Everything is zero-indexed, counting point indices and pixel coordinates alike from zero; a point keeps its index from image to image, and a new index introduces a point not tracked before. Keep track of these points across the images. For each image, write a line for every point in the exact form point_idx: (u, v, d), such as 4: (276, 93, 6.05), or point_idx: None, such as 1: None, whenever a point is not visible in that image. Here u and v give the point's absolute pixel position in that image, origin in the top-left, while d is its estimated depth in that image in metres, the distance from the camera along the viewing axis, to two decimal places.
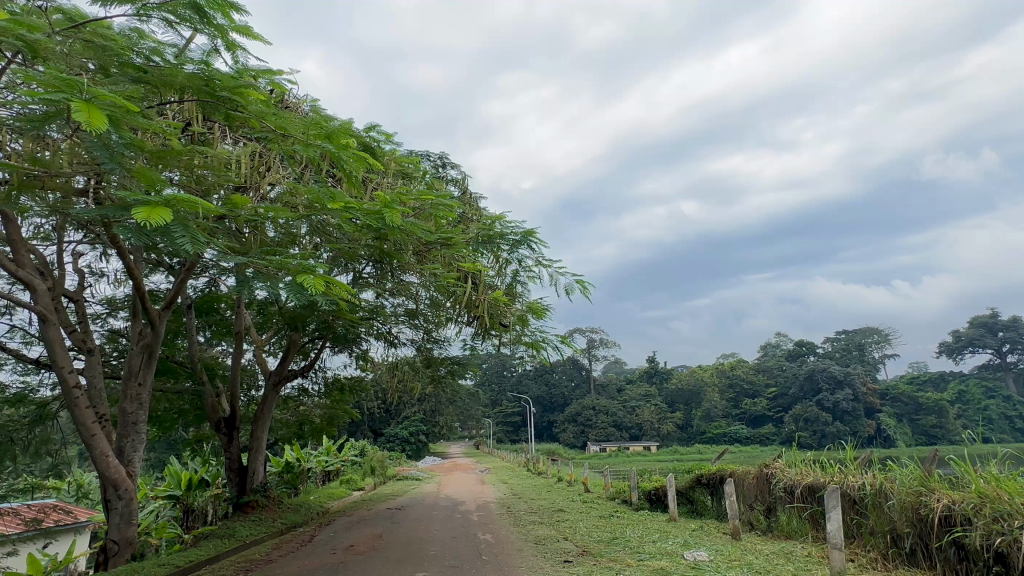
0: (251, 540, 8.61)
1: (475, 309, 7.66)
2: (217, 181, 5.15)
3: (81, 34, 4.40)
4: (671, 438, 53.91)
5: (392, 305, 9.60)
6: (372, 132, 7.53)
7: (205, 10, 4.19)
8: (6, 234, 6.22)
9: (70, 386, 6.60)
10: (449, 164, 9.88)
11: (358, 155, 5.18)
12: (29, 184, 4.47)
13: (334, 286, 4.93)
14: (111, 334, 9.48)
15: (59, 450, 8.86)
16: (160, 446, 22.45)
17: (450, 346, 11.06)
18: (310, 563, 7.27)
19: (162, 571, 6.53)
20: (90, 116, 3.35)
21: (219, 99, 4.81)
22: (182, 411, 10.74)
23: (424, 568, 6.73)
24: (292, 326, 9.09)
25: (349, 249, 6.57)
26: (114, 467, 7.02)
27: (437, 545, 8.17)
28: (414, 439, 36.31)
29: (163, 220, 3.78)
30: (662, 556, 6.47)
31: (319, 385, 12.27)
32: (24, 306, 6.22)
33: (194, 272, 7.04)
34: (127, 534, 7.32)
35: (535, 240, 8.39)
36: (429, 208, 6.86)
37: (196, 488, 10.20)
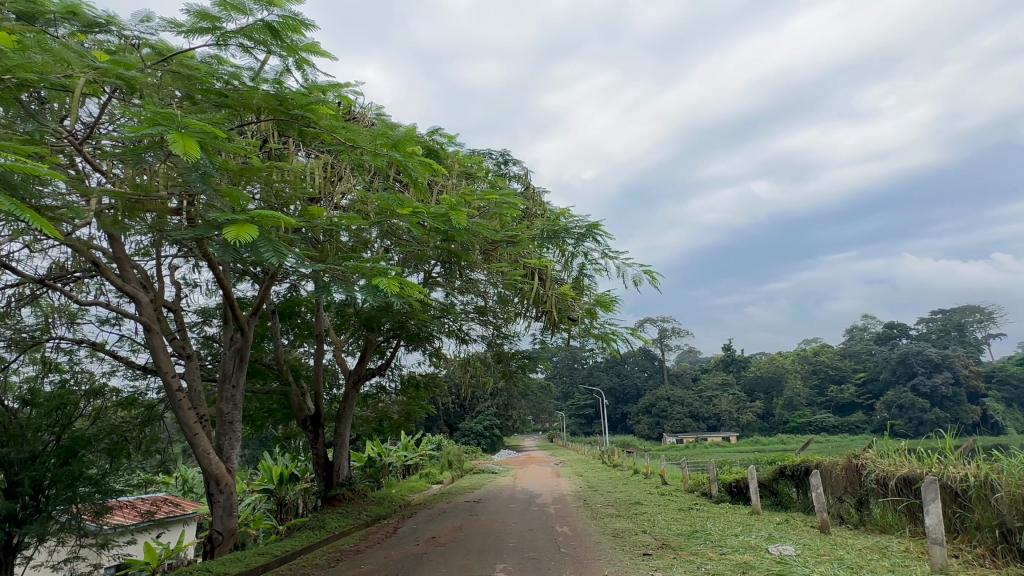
0: (340, 532, 9.06)
1: (543, 305, 7.66)
2: (294, 194, 5.47)
3: (167, 66, 4.78)
4: (752, 428, 52.35)
5: (462, 303, 9.88)
6: (435, 135, 7.65)
7: (279, 33, 4.44)
8: (112, 253, 6.80)
9: (172, 389, 7.20)
10: (511, 161, 9.95)
11: (424, 162, 5.38)
12: (131, 208, 4.93)
13: (407, 288, 5.15)
14: (205, 340, 10.25)
15: (166, 448, 9.65)
16: (254, 443, 24.09)
17: (520, 341, 11.18)
18: (395, 554, 7.56)
19: (262, 560, 7.01)
20: (185, 145, 3.70)
21: (293, 116, 5.09)
22: (272, 410, 11.42)
23: (503, 559, 6.91)
24: (368, 326, 9.45)
25: (418, 251, 6.76)
26: (215, 463, 7.59)
27: (514, 537, 8.33)
28: (488, 433, 37.06)
29: (251, 237, 4.09)
30: (745, 550, 6.32)
31: (396, 383, 12.68)
32: (131, 317, 6.80)
33: (277, 279, 7.47)
34: (229, 524, 7.90)
35: (600, 233, 8.36)
36: (494, 207, 7.04)
37: (287, 482, 11.09)
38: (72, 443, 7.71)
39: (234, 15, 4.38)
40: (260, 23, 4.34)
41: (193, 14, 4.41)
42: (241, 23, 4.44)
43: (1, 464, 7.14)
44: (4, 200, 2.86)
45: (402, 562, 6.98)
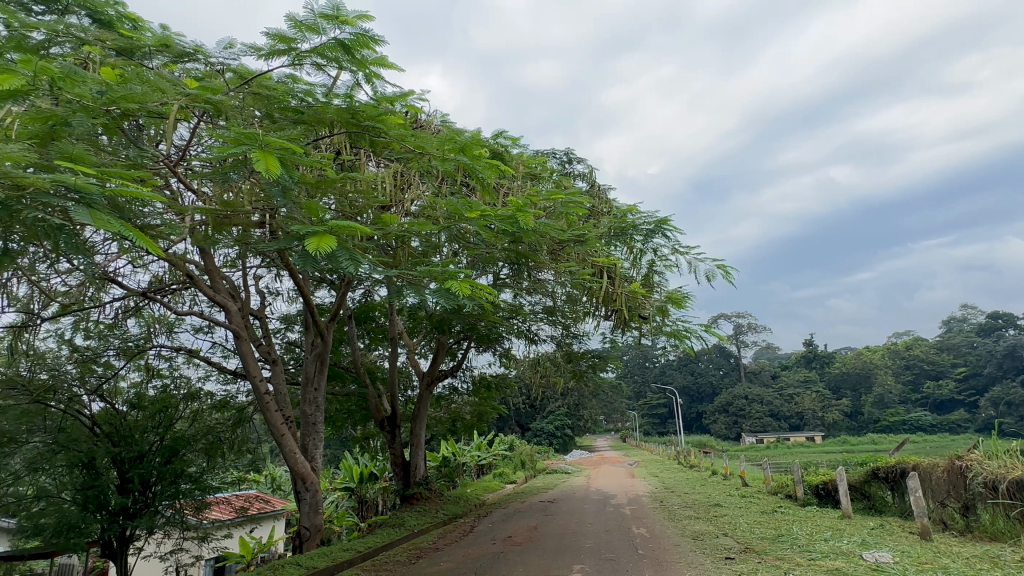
0: (419, 530, 9.29)
1: (612, 303, 7.53)
2: (367, 204, 5.68)
3: (249, 87, 5.02)
4: (838, 427, 49.68)
5: (530, 303, 9.93)
6: (500, 138, 7.70)
7: (350, 49, 4.61)
8: (204, 266, 7.28)
9: (261, 392, 7.62)
10: (576, 159, 9.90)
11: (491, 164, 5.46)
12: (221, 224, 5.26)
13: (477, 290, 5.24)
14: (288, 346, 10.78)
15: (256, 448, 10.22)
16: (334, 444, 25.13)
17: (590, 340, 11.08)
18: (472, 552, 7.67)
19: (347, 555, 7.31)
20: (267, 163, 3.95)
21: (364, 128, 5.31)
22: (351, 411, 11.87)
23: (580, 559, 6.87)
24: (439, 329, 9.64)
25: (486, 254, 6.83)
26: (301, 462, 7.97)
27: (590, 538, 8.26)
28: (560, 433, 36.99)
29: (330, 248, 4.29)
30: (837, 556, 5.99)
31: (467, 384, 12.91)
32: (222, 325, 7.26)
33: (353, 285, 7.76)
34: (315, 521, 8.27)
35: (669, 228, 8.16)
36: (560, 207, 7.05)
37: (366, 481, 11.59)
38: (174, 443, 8.30)
39: (308, 35, 4.59)
40: (333, 41, 4.52)
41: (271, 37, 4.65)
42: (315, 42, 4.64)
43: (114, 462, 7.82)
44: (115, 222, 3.14)
45: (480, 561, 7.07)
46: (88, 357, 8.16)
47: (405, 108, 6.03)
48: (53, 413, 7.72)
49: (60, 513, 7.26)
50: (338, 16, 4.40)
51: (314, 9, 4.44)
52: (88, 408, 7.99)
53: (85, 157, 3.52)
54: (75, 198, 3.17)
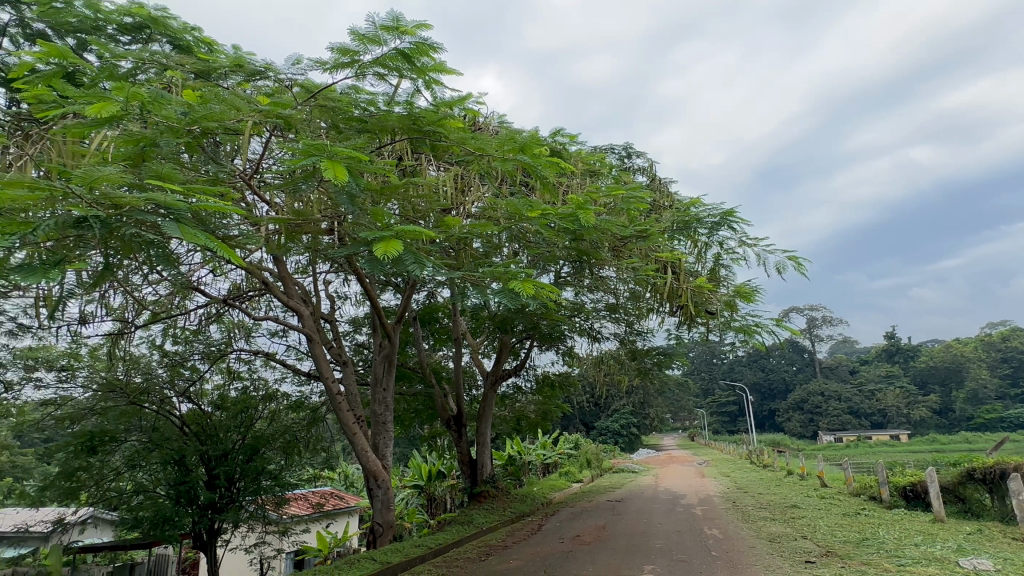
0: (487, 527, 9.40)
1: (677, 299, 7.36)
2: (430, 207, 5.80)
3: (316, 101, 5.21)
4: (925, 424, 46.62)
5: (592, 301, 9.85)
6: (558, 136, 7.65)
7: (410, 57, 4.73)
8: (278, 273, 7.63)
9: (333, 393, 7.93)
10: (635, 154, 9.75)
11: (551, 162, 5.48)
12: (293, 233, 5.49)
13: (540, 289, 5.25)
14: (357, 347, 11.16)
15: (330, 447, 10.64)
16: (403, 443, 25.76)
17: (655, 337, 10.88)
18: (541, 551, 7.70)
19: (419, 551, 7.50)
20: (335, 171, 4.09)
21: (425, 133, 5.43)
22: (418, 410, 12.13)
23: (651, 560, 6.75)
24: (502, 329, 9.72)
25: (547, 253, 6.90)
26: (372, 460, 8.23)
27: (661, 538, 8.10)
28: (626, 431, 36.43)
29: (397, 252, 4.42)
30: (929, 563, 5.64)
31: (531, 382, 12.95)
32: (296, 329, 7.59)
33: (417, 287, 7.93)
34: (388, 517, 8.52)
35: (735, 220, 7.90)
36: (621, 203, 6.97)
37: (435, 479, 11.82)
38: (255, 441, 8.76)
39: (370, 47, 4.74)
40: (394, 51, 4.65)
41: (335, 51, 4.82)
42: (376, 53, 4.79)
43: (202, 460, 8.29)
44: (205, 237, 3.37)
45: (549, 559, 7.09)
46: (177, 361, 8.67)
47: (463, 112, 6.11)
48: (148, 413, 8.33)
49: (155, 507, 7.89)
50: (398, 27, 4.52)
51: (375, 21, 4.57)
52: (178, 409, 8.56)
53: (172, 175, 3.77)
54: (166, 214, 3.43)
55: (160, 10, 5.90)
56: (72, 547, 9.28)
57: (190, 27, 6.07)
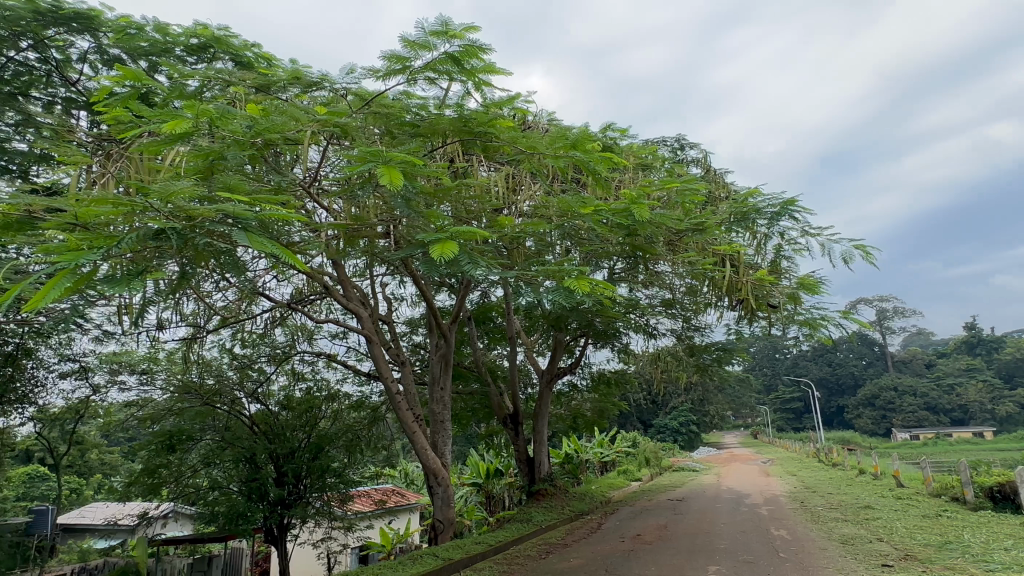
0: (547, 525, 9.41)
1: (737, 293, 7.15)
2: (482, 207, 5.84)
3: (370, 108, 5.27)
4: (1012, 421, 43.54)
5: (648, 296, 9.69)
6: (608, 131, 7.56)
7: (460, 60, 4.78)
8: (338, 276, 7.85)
9: (392, 392, 8.12)
10: (688, 145, 9.53)
11: (604, 157, 5.42)
12: (351, 238, 5.65)
13: (595, 286, 5.21)
14: (414, 347, 11.37)
15: (390, 445, 10.89)
16: (460, 441, 26.09)
17: (713, 332, 10.60)
18: (602, 550, 7.64)
19: (480, 548, 7.58)
20: (390, 176, 4.19)
21: (477, 134, 5.49)
22: (475, 409, 12.26)
23: (716, 561, 6.59)
24: (556, 327, 9.70)
25: (600, 249, 6.84)
26: (432, 458, 8.37)
27: (725, 539, 7.88)
28: (685, 429, 35.67)
29: (453, 253, 4.48)
30: (1022, 569, 5.27)
31: (587, 380, 12.86)
32: (356, 330, 7.80)
33: (471, 287, 7.99)
34: (448, 514, 8.66)
35: (797, 209, 7.59)
36: (675, 196, 6.83)
37: (493, 477, 12.02)
38: (320, 440, 9.08)
39: (421, 52, 4.81)
40: (444, 55, 4.72)
41: (387, 59, 4.91)
42: (426, 58, 4.86)
43: (271, 457, 8.70)
44: (272, 245, 3.53)
45: (610, 558, 7.03)
46: (246, 363, 8.94)
47: (512, 112, 6.13)
48: (221, 413, 8.78)
49: (229, 503, 8.26)
50: (447, 31, 4.59)
51: (425, 26, 4.64)
52: (247, 409, 8.91)
53: (241, 187, 4.00)
54: (234, 223, 3.61)
55: (222, 30, 6.20)
56: (156, 540, 9.88)
57: (250, 44, 6.34)
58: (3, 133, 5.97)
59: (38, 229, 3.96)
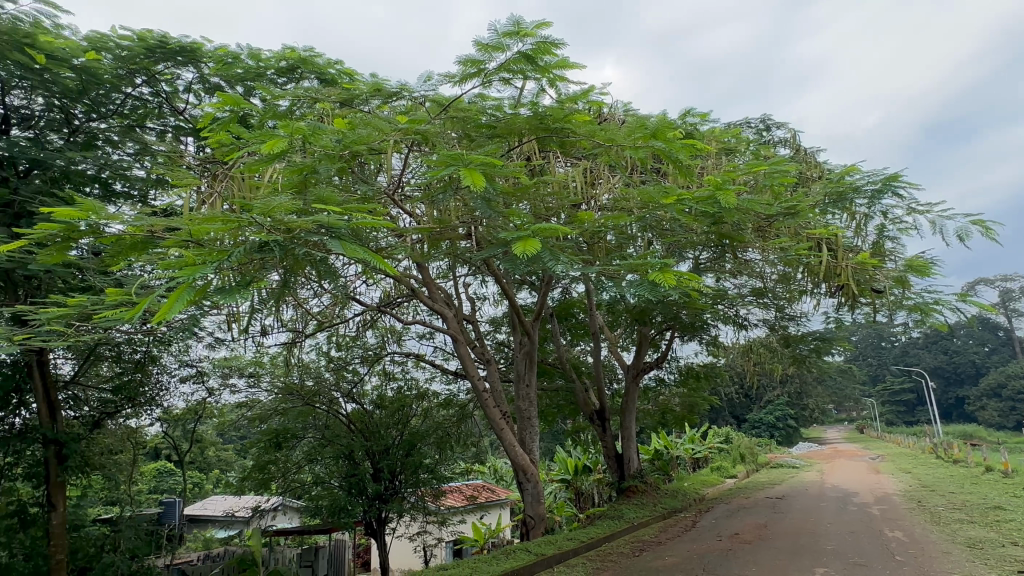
0: (639, 523, 9.26)
1: (836, 279, 6.70)
2: (560, 204, 5.82)
3: (447, 114, 5.40)
4: None
5: (736, 286, 9.31)
6: (688, 117, 7.32)
7: (534, 57, 4.79)
8: (423, 279, 8.07)
9: (480, 390, 8.27)
10: (774, 125, 9.06)
11: (687, 145, 5.25)
12: (436, 240, 5.82)
13: (681, 278, 5.07)
14: (498, 345, 11.53)
15: (479, 442, 11.09)
16: (547, 438, 26.22)
17: (811, 321, 10.01)
18: (698, 548, 7.44)
19: (572, 545, 7.58)
20: (472, 178, 4.28)
21: (553, 130, 5.50)
22: (560, 405, 12.25)
23: (824, 563, 6.23)
24: (641, 321, 9.51)
25: (685, 239, 6.64)
26: (521, 455, 8.45)
27: (833, 539, 7.42)
28: (782, 424, 33.97)
29: (536, 250, 4.50)
30: None
31: (674, 374, 12.53)
32: (442, 330, 8.00)
33: (553, 283, 7.96)
34: (539, 510, 8.72)
35: (901, 185, 7.03)
36: (763, 179, 6.52)
37: (582, 474, 12.09)
38: (412, 437, 9.42)
39: (495, 54, 4.87)
40: (517, 54, 4.75)
41: (462, 63, 5.00)
42: (500, 59, 4.91)
43: (368, 454, 9.14)
44: (365, 252, 3.70)
45: (707, 557, 6.84)
46: (341, 364, 9.28)
47: (588, 105, 6.07)
48: (321, 413, 9.32)
49: (332, 497, 8.76)
50: (519, 30, 4.62)
51: (497, 28, 4.69)
52: (344, 409, 9.39)
53: (332, 198, 4.22)
54: (329, 233, 3.81)
55: (308, 51, 6.57)
56: (269, 530, 10.62)
57: (333, 61, 6.67)
58: (125, 162, 6.55)
59: (158, 246, 4.35)
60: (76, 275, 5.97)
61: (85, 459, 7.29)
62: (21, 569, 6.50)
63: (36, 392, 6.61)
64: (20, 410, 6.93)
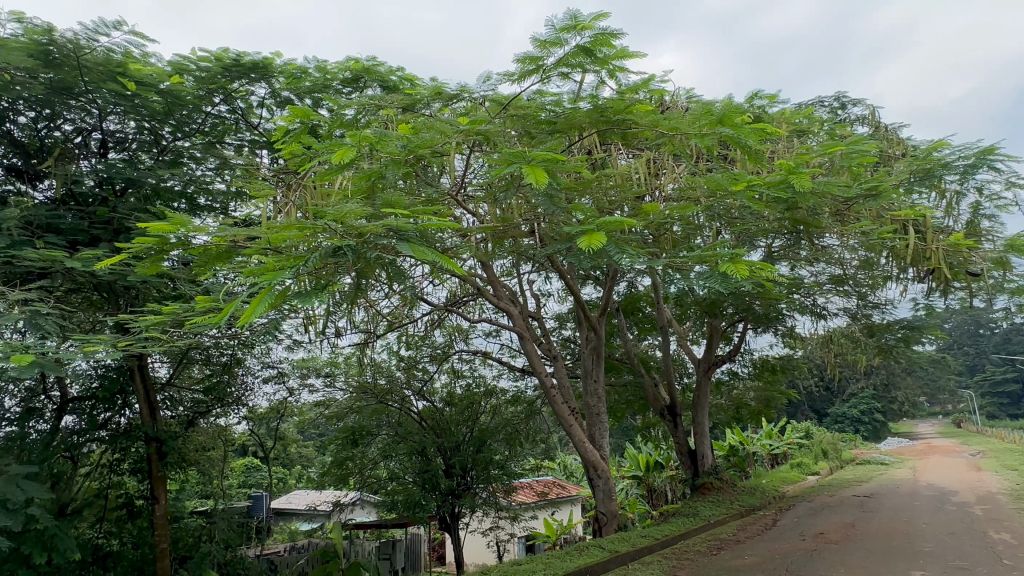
0: (716, 521, 9.01)
1: (925, 262, 6.27)
2: (624, 196, 5.73)
3: (507, 112, 5.42)
4: None
5: (813, 273, 8.89)
6: (756, 99, 7.03)
7: (593, 49, 4.73)
8: (488, 277, 8.14)
9: (548, 386, 8.28)
10: (850, 102, 8.57)
11: (757, 129, 5.05)
12: (499, 239, 5.86)
13: (754, 268, 4.89)
14: (564, 341, 11.50)
15: (548, 438, 11.10)
16: (617, 434, 25.97)
17: (897, 308, 9.42)
18: (781, 547, 7.16)
19: (646, 541, 7.47)
20: (535, 175, 4.28)
21: (614, 122, 5.43)
22: (629, 401, 12.08)
23: (921, 566, 5.85)
24: (711, 313, 9.23)
25: (756, 227, 6.38)
26: (591, 451, 8.39)
27: (930, 541, 6.94)
28: (868, 418, 32.15)
29: (601, 244, 4.46)
30: None
31: (748, 368, 12.10)
32: (508, 328, 8.05)
33: (618, 277, 7.82)
34: (611, 507, 8.65)
35: (998, 158, 6.49)
36: (840, 160, 6.19)
37: (653, 470, 11.92)
38: (482, 434, 9.58)
39: (552, 50, 4.86)
40: (575, 48, 4.71)
41: (521, 61, 5.00)
42: (558, 54, 4.89)
43: (440, 451, 9.38)
44: (434, 253, 3.80)
45: (790, 557, 6.58)
46: (411, 363, 9.53)
47: (648, 94, 5.96)
48: (393, 411, 9.62)
49: (407, 492, 9.04)
50: (576, 24, 4.58)
51: (554, 23, 4.67)
52: (415, 406, 9.64)
53: (400, 202, 4.34)
54: (398, 236, 3.93)
55: (370, 60, 6.83)
56: (349, 524, 11.06)
57: (394, 68, 6.85)
58: (207, 177, 7.02)
59: (239, 255, 4.60)
60: (169, 284, 6.42)
61: (183, 455, 7.84)
62: (132, 557, 7.18)
63: (138, 394, 7.14)
64: (125, 410, 7.44)
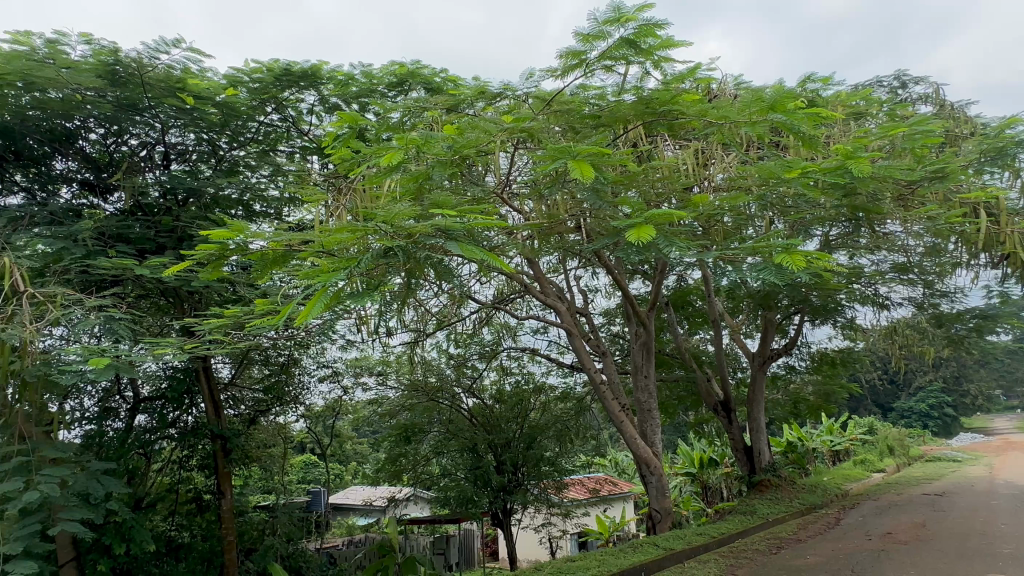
0: (774, 519, 8.75)
1: (998, 247, 5.91)
2: (672, 188, 5.62)
3: (551, 108, 5.39)
4: None
5: (874, 262, 8.51)
6: (809, 83, 6.76)
7: (637, 40, 4.66)
8: (534, 274, 8.14)
9: (597, 382, 8.21)
10: (911, 81, 8.15)
11: (811, 113, 4.86)
12: (546, 235, 5.84)
13: (811, 258, 4.72)
14: (613, 337, 11.38)
15: (599, 435, 11.04)
16: (669, 431, 25.56)
17: (968, 296, 8.91)
18: (845, 547, 6.90)
19: (702, 539, 7.34)
20: (581, 169, 4.23)
21: (660, 114, 5.35)
22: (681, 397, 11.87)
23: (1000, 568, 5.52)
24: (765, 306, 8.96)
25: (812, 215, 6.15)
26: (643, 447, 8.28)
27: (1011, 542, 6.54)
28: (937, 413, 30.56)
29: (650, 237, 4.39)
30: None
31: (806, 361, 11.69)
32: (556, 324, 8.02)
33: (667, 271, 7.67)
34: (665, 504, 8.53)
35: None
36: (902, 143, 5.90)
37: (707, 467, 11.79)
38: (532, 431, 9.64)
39: (596, 43, 4.81)
40: (618, 40, 4.65)
41: (564, 56, 4.96)
42: (602, 48, 4.84)
43: (490, 447, 9.54)
44: (483, 252, 3.84)
45: (854, 557, 6.34)
46: (461, 361, 9.63)
47: (695, 84, 5.82)
48: (444, 408, 9.75)
49: (460, 488, 9.24)
50: (620, 16, 4.53)
51: (597, 17, 4.63)
52: (465, 404, 9.77)
53: (447, 202, 4.40)
54: (445, 236, 3.99)
55: (414, 63, 6.96)
56: (404, 519, 11.28)
57: (437, 71, 6.95)
58: (262, 184, 7.31)
59: (295, 258, 4.76)
60: (229, 288, 6.70)
61: (246, 452, 8.19)
62: (201, 548, 7.56)
63: (203, 393, 7.50)
64: (192, 409, 7.79)
